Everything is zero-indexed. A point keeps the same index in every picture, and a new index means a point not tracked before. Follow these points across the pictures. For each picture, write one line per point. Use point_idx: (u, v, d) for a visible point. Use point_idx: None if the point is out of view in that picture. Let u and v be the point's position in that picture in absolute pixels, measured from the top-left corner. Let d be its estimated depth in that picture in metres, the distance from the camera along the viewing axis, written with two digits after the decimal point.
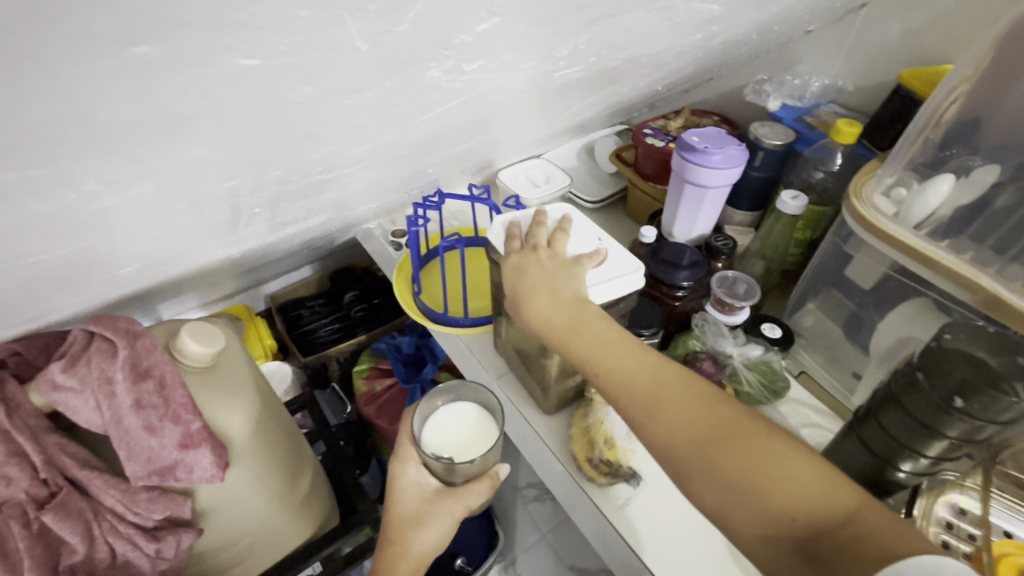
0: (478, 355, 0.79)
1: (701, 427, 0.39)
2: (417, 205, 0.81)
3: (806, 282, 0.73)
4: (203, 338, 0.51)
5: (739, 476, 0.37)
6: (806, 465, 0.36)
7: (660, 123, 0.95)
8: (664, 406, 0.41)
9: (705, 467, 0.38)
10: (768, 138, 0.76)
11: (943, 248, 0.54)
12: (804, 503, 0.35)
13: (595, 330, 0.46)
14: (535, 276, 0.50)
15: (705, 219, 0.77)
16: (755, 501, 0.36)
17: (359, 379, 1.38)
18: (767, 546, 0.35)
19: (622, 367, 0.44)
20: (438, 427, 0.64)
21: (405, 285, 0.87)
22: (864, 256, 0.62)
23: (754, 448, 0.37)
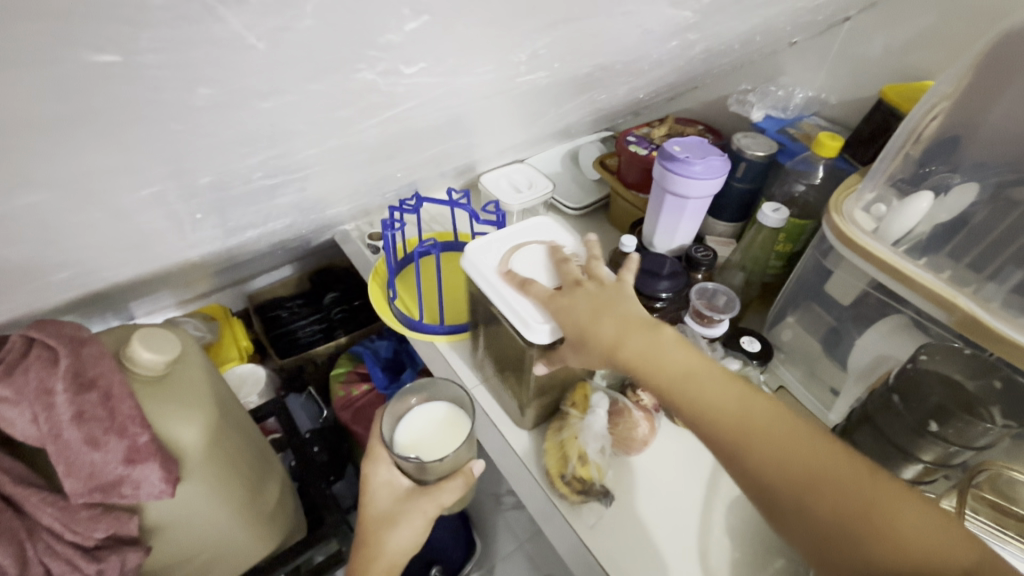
0: (453, 364, 0.77)
1: (805, 472, 0.38)
2: (393, 208, 0.79)
3: (786, 296, 0.72)
4: (155, 346, 0.48)
5: (849, 529, 0.35)
6: (924, 518, 0.35)
7: (644, 131, 0.94)
8: (760, 444, 0.39)
9: (810, 517, 0.36)
10: (751, 148, 0.76)
11: (921, 267, 0.53)
12: (918, 543, 0.34)
13: (674, 360, 0.45)
14: (589, 308, 0.49)
15: (687, 229, 0.76)
16: (862, 542, 0.35)
17: (336, 383, 1.35)
18: None
19: (711, 402, 0.42)
20: (410, 425, 0.60)
21: (380, 291, 0.84)
22: (843, 272, 0.61)
23: (866, 500, 0.36)
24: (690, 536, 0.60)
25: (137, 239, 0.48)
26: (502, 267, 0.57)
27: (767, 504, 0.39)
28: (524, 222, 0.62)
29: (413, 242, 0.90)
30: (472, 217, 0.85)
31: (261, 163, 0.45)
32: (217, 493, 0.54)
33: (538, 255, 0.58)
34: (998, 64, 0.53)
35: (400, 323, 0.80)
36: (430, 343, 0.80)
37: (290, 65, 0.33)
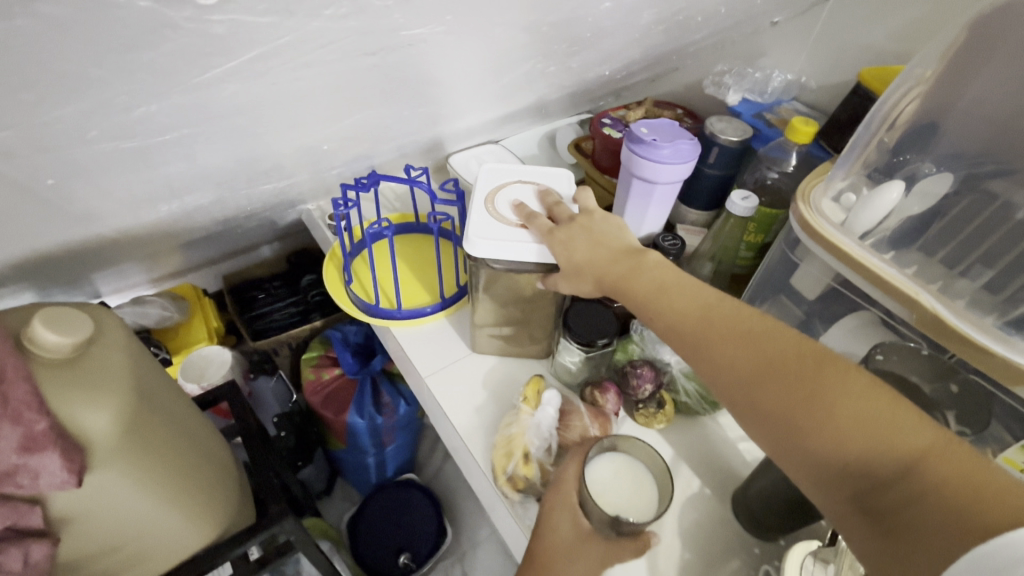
0: (409, 350, 0.74)
1: (756, 368, 0.41)
2: (347, 186, 0.75)
3: (755, 286, 0.69)
4: (60, 327, 0.45)
5: (788, 416, 0.39)
6: (874, 407, 0.36)
7: (620, 113, 0.91)
8: (718, 347, 0.44)
9: (756, 406, 0.40)
10: (724, 133, 0.72)
11: (886, 261, 0.50)
12: (863, 427, 0.35)
13: (649, 279, 0.51)
14: (582, 241, 0.57)
15: (655, 215, 0.73)
16: (810, 428, 0.37)
17: (306, 367, 1.32)
18: (825, 472, 0.36)
19: (678, 311, 0.48)
20: (603, 475, 0.54)
21: (337, 274, 0.81)
22: (809, 265, 0.58)
23: (809, 390, 0.38)
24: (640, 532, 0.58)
25: (29, 188, 0.44)
26: (488, 200, 0.65)
27: (733, 403, 0.43)
28: (540, 168, 0.70)
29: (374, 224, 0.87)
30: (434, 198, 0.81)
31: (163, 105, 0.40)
32: (141, 477, 0.52)
33: (527, 196, 0.66)
34: (978, 44, 0.50)
35: (355, 307, 0.77)
36: (386, 328, 0.76)
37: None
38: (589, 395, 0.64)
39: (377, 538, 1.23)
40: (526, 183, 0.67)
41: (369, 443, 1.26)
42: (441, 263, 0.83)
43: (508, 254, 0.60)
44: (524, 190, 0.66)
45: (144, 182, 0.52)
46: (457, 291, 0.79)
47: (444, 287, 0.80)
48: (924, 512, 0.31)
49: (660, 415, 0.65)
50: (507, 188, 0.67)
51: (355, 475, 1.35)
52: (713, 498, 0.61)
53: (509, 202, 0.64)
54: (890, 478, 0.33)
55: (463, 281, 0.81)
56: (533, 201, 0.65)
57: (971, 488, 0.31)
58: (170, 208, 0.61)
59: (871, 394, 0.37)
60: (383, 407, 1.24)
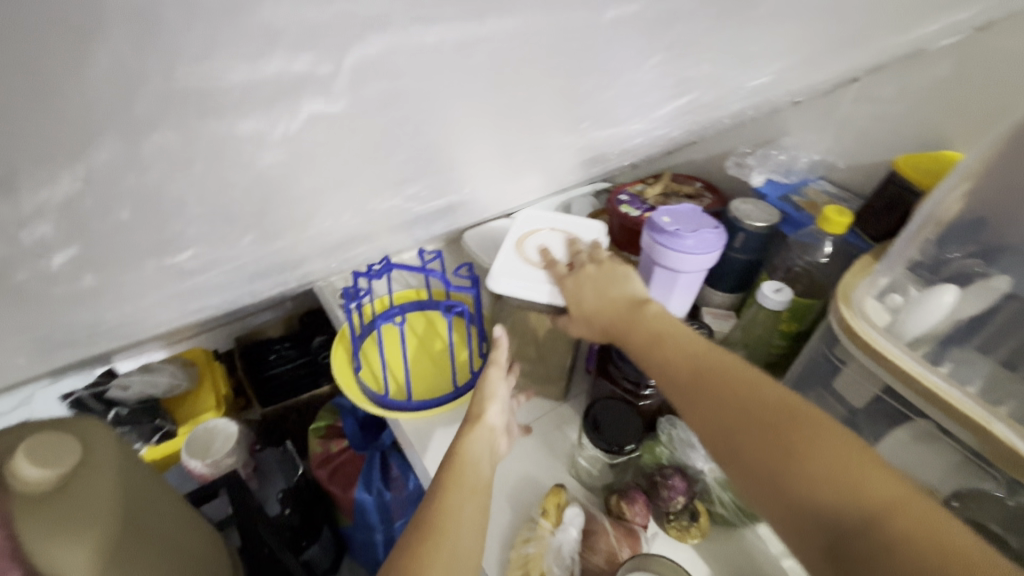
0: (417, 447, 0.69)
1: (738, 416, 0.41)
2: (358, 273, 0.74)
3: (793, 380, 0.63)
4: (47, 459, 0.43)
5: (767, 463, 0.38)
6: (849, 465, 0.35)
7: (637, 188, 0.88)
8: (705, 392, 0.43)
9: (738, 457, 0.39)
10: (749, 218, 0.69)
11: (941, 376, 0.45)
12: (834, 479, 0.35)
13: (645, 325, 0.51)
14: (589, 285, 0.56)
15: (679, 302, 0.69)
16: (785, 478, 0.37)
17: (314, 439, 1.28)
18: (797, 523, 0.36)
19: (668, 355, 0.48)
20: None
21: (345, 360, 0.78)
22: (853, 370, 0.53)
23: (788, 439, 0.38)
24: None
25: None
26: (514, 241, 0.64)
27: (710, 446, 0.42)
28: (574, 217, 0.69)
29: (385, 304, 0.84)
30: (446, 281, 0.79)
31: (165, 260, 0.39)
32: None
33: (557, 241, 0.64)
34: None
35: (363, 398, 0.73)
36: (395, 421, 0.72)
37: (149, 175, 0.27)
38: (616, 506, 0.58)
39: None
40: (557, 228, 0.66)
41: (377, 519, 1.18)
42: (453, 348, 0.79)
43: (528, 293, 0.58)
44: (555, 234, 0.65)
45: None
46: (470, 379, 0.75)
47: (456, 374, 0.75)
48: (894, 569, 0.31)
49: (693, 529, 0.59)
50: (537, 232, 0.66)
51: (363, 555, 1.28)
52: None
53: (537, 245, 0.63)
54: (861, 531, 0.33)
55: (477, 367, 0.77)
56: (560, 246, 0.64)
57: (947, 552, 0.30)
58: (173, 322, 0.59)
59: (850, 448, 0.36)
60: (392, 481, 1.16)
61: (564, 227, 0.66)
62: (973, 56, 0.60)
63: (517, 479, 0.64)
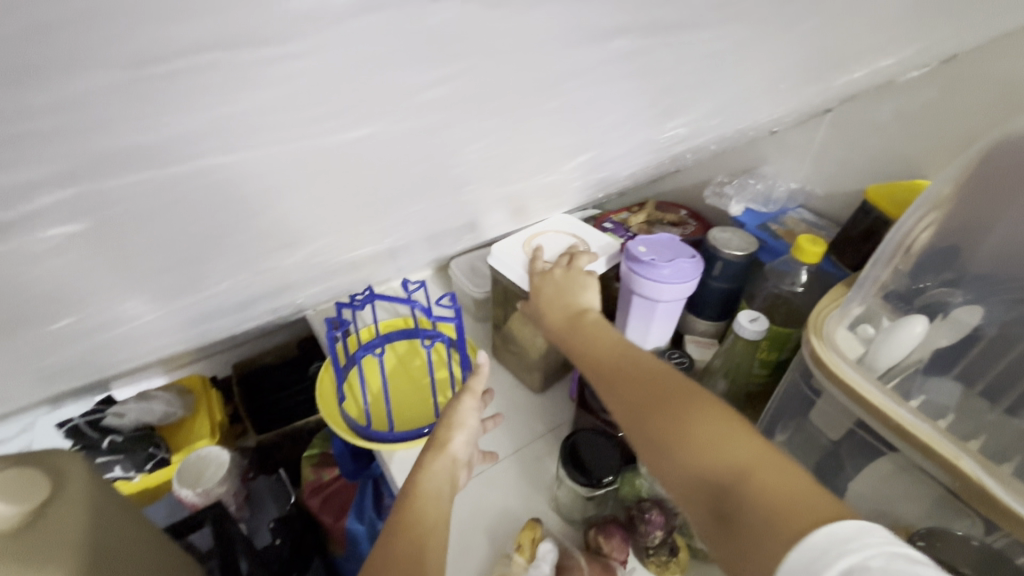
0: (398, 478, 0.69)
1: (640, 394, 0.43)
2: (341, 304, 0.74)
3: (773, 410, 0.62)
4: (15, 495, 0.44)
5: (657, 433, 0.40)
6: (714, 424, 0.38)
7: (622, 217, 0.87)
8: (614, 376, 0.46)
9: (638, 430, 0.41)
10: (727, 247, 0.69)
11: (908, 409, 0.45)
12: (699, 437, 0.37)
13: (579, 322, 0.55)
14: (548, 288, 0.62)
15: (659, 331, 0.69)
16: (665, 441, 0.39)
17: (307, 466, 1.27)
18: (674, 482, 0.38)
19: (593, 347, 0.51)
20: None
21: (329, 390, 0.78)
22: (826, 403, 0.53)
23: (680, 411, 0.40)
24: None
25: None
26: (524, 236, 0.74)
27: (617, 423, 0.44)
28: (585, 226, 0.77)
29: (370, 333, 0.84)
30: (431, 311, 0.79)
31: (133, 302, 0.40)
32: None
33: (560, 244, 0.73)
34: (991, 175, 0.48)
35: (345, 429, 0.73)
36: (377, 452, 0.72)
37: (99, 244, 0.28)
38: (594, 541, 0.57)
39: None
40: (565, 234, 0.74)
41: (368, 550, 1.16)
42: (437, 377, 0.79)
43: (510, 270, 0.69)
44: (562, 238, 0.74)
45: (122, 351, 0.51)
46: None
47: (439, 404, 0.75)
48: (752, 514, 0.33)
49: (673, 564, 0.58)
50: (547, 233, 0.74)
51: None
52: None
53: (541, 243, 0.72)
54: (732, 484, 0.35)
55: (460, 397, 0.76)
56: (559, 248, 0.72)
57: (782, 493, 0.32)
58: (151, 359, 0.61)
59: (720, 413, 0.39)
60: (384, 509, 1.15)
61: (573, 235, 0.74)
62: (953, 78, 0.60)
63: (496, 512, 0.64)
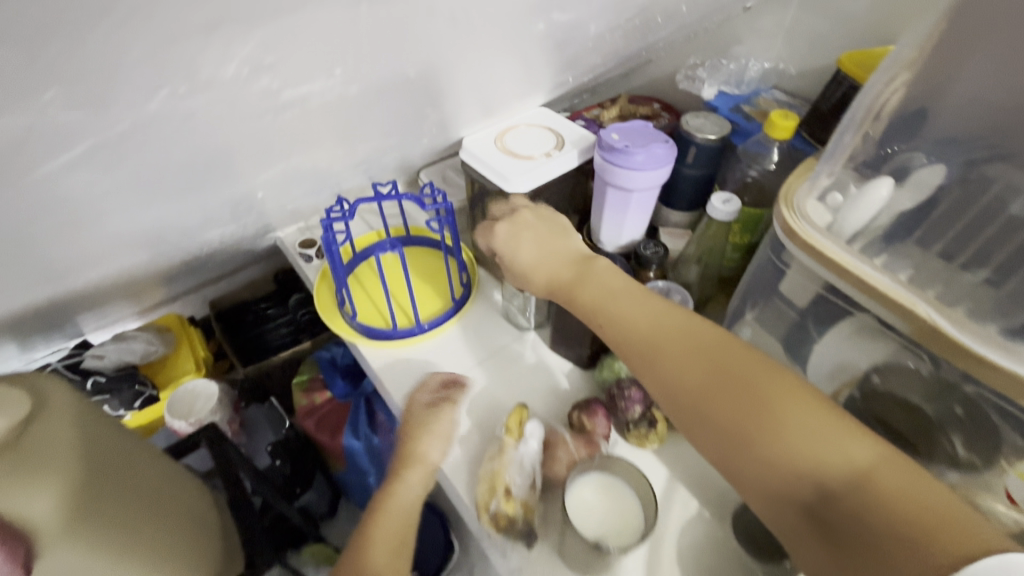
0: (406, 374, 0.71)
1: (711, 385, 0.45)
2: (329, 216, 0.71)
3: (744, 291, 0.65)
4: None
5: (746, 436, 0.42)
6: (814, 426, 0.41)
7: (594, 113, 0.85)
8: (668, 358, 0.47)
9: (711, 423, 0.44)
10: (702, 131, 0.68)
11: (873, 266, 0.47)
12: (804, 442, 0.40)
13: (609, 288, 0.54)
14: (531, 243, 0.60)
15: (634, 222, 0.69)
16: (772, 449, 0.41)
17: (298, 391, 1.29)
18: (777, 483, 0.41)
19: (616, 317, 0.52)
20: (580, 498, 0.52)
21: (332, 302, 0.79)
22: (794, 271, 0.55)
23: (771, 410, 0.42)
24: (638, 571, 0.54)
25: None
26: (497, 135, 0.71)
27: (689, 418, 0.46)
28: (556, 119, 0.74)
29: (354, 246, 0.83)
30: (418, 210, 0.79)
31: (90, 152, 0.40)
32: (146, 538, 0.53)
33: (531, 138, 0.71)
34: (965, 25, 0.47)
35: (359, 335, 0.75)
36: (388, 350, 0.74)
37: (59, 44, 0.31)
38: (574, 419, 0.61)
39: None
40: (530, 130, 0.73)
41: (367, 464, 1.21)
42: (433, 279, 0.81)
43: (477, 166, 0.68)
44: (528, 132, 0.72)
45: (106, 237, 0.53)
46: (453, 305, 0.77)
47: (440, 302, 0.78)
48: (876, 520, 0.36)
49: (651, 435, 0.62)
50: (516, 128, 0.72)
51: (357, 497, 1.32)
52: (712, 521, 0.58)
53: (514, 138, 0.71)
54: (842, 493, 0.38)
55: (457, 295, 0.79)
56: (531, 139, 0.71)
57: (912, 498, 0.36)
58: (124, 262, 0.61)
59: (817, 414, 0.41)
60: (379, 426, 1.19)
61: (540, 130, 0.72)
62: None
63: (486, 404, 0.67)
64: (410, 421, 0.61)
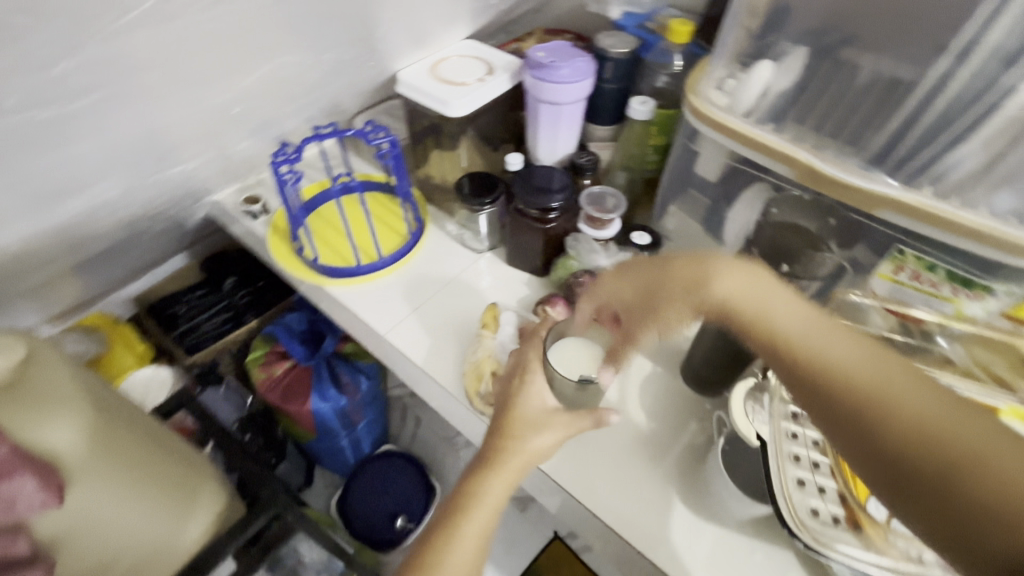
0: (378, 304, 0.75)
1: (877, 388, 0.32)
2: (277, 159, 0.72)
3: (666, 187, 0.75)
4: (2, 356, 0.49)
5: (912, 454, 0.30)
6: (1015, 452, 0.28)
7: (515, 45, 0.90)
8: (823, 357, 0.35)
9: (865, 437, 0.32)
10: (614, 47, 0.76)
11: (765, 130, 0.57)
12: (994, 466, 0.28)
13: (752, 292, 0.40)
14: (616, 288, 0.52)
15: (567, 136, 0.77)
16: (942, 467, 0.29)
17: (251, 368, 1.12)
18: (956, 518, 0.28)
19: (808, 338, 0.36)
20: (561, 354, 0.61)
21: (289, 250, 0.80)
22: (704, 151, 0.65)
23: (943, 423, 0.30)
24: (612, 424, 0.64)
25: None
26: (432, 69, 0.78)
27: (828, 427, 0.34)
28: (485, 50, 0.80)
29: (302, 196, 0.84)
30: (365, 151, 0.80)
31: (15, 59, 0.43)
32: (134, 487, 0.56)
33: (461, 68, 0.77)
34: None
35: (323, 276, 0.77)
36: (355, 287, 0.77)
37: None
38: (540, 310, 0.70)
39: (365, 505, 1.14)
40: (460, 62, 0.79)
41: (338, 426, 1.13)
42: (388, 218, 0.84)
43: (420, 97, 0.74)
44: (458, 63, 0.78)
45: (43, 165, 0.54)
46: (411, 238, 0.81)
47: (398, 238, 0.82)
48: None
49: None
50: (447, 61, 0.79)
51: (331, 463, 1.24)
52: (665, 375, 0.69)
53: (447, 70, 0.77)
54: None
55: (413, 228, 0.82)
56: (462, 68, 0.77)
57: None
58: (63, 209, 0.61)
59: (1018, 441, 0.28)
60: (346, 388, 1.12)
61: (468, 61, 0.78)
62: None
63: (458, 317, 0.73)
64: (520, 411, 0.53)
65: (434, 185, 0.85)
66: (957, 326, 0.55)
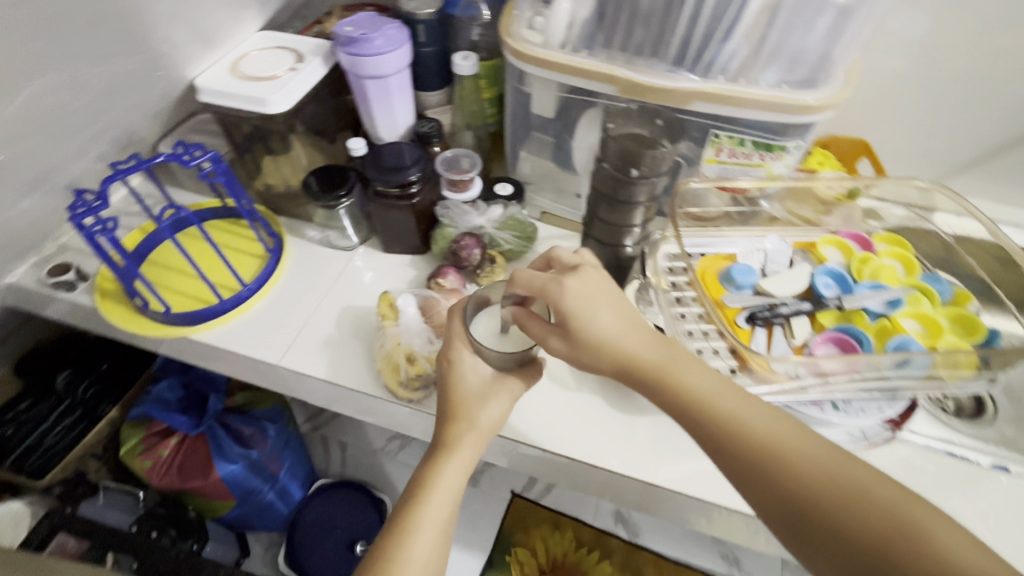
0: (258, 334, 0.69)
1: (813, 477, 0.35)
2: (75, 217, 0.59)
3: (512, 135, 0.77)
4: None
5: (843, 535, 0.34)
6: (921, 524, 0.32)
7: (316, 28, 0.84)
8: (766, 450, 0.37)
9: (805, 520, 0.35)
10: (420, 8, 0.75)
11: (583, 56, 0.61)
12: (909, 540, 0.32)
13: (689, 377, 0.41)
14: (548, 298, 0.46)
15: (402, 108, 0.75)
16: (869, 544, 0.33)
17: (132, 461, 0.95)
18: None
19: (752, 425, 0.38)
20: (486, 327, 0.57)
21: (130, 310, 0.69)
22: (534, 90, 0.68)
23: (865, 498, 0.34)
24: None
25: None
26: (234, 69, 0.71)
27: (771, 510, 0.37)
28: (288, 38, 0.75)
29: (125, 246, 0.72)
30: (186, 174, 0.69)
31: None
32: None
33: (268, 61, 0.72)
34: None
35: (183, 325, 0.68)
36: (225, 325, 0.69)
37: None
38: (434, 285, 0.69)
39: (318, 547, 1.07)
40: (263, 55, 0.73)
41: (258, 483, 1.01)
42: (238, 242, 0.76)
43: (229, 100, 0.68)
44: (263, 57, 0.73)
45: None
46: (272, 256, 0.74)
47: (258, 260, 0.74)
48: None
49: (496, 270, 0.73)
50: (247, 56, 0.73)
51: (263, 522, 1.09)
52: None
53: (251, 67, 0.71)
54: None
55: (271, 245, 0.75)
56: (266, 61, 0.72)
57: None
58: None
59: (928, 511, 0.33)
60: (252, 440, 0.99)
61: (273, 53, 0.73)
62: None
63: (352, 319, 0.70)
64: (459, 390, 0.54)
65: (278, 194, 0.79)
66: (772, 185, 0.66)
